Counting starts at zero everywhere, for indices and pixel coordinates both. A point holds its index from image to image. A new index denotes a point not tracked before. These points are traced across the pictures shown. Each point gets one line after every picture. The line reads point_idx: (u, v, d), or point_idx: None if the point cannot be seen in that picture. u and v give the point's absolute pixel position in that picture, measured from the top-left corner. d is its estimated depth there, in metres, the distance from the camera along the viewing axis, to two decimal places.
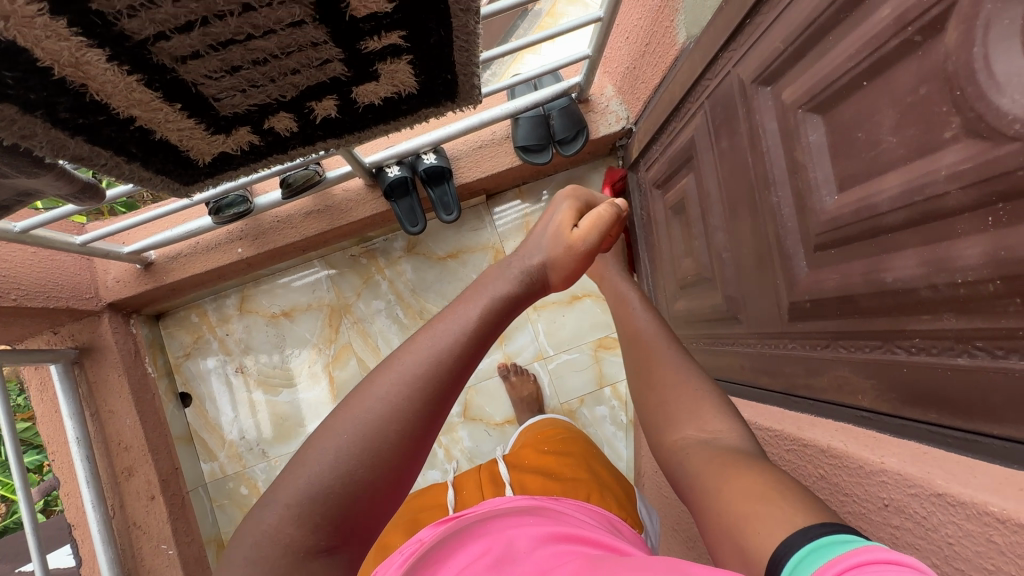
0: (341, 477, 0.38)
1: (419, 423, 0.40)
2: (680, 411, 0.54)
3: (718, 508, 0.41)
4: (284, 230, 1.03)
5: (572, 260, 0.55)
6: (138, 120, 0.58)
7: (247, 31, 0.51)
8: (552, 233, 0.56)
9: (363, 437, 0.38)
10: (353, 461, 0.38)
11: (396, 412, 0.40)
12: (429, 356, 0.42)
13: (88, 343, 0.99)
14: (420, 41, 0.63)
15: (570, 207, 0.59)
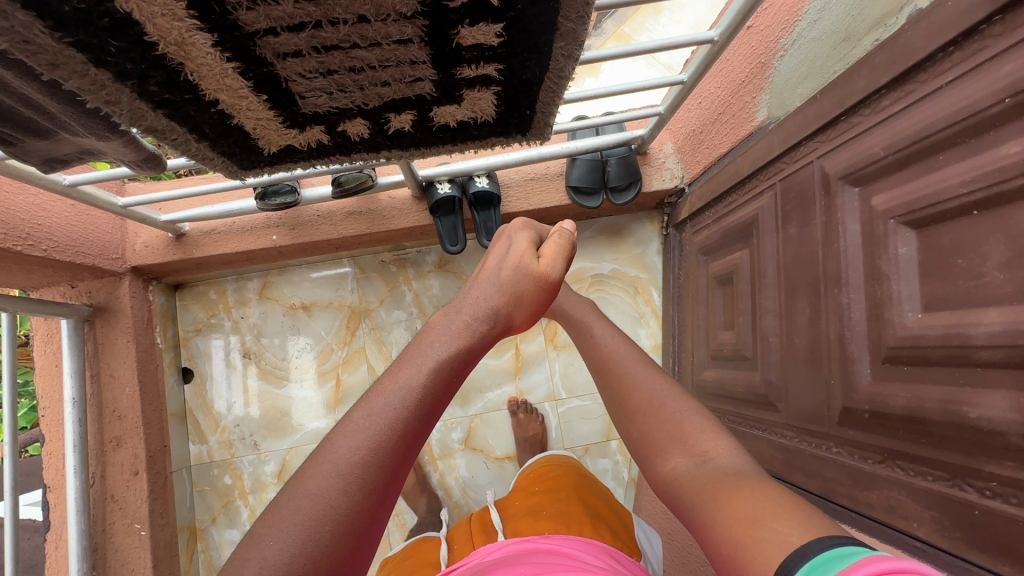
0: (303, 553, 0.38)
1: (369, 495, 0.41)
2: (673, 437, 0.54)
3: (726, 531, 0.40)
4: (323, 226, 1.01)
5: (536, 290, 0.59)
6: (221, 104, 0.56)
7: (354, 41, 0.51)
8: (514, 266, 0.59)
9: (312, 514, 0.39)
10: (303, 549, 0.38)
11: (340, 490, 0.40)
12: (370, 434, 0.43)
13: (104, 303, 0.96)
14: (512, 76, 0.62)
15: (525, 242, 0.61)
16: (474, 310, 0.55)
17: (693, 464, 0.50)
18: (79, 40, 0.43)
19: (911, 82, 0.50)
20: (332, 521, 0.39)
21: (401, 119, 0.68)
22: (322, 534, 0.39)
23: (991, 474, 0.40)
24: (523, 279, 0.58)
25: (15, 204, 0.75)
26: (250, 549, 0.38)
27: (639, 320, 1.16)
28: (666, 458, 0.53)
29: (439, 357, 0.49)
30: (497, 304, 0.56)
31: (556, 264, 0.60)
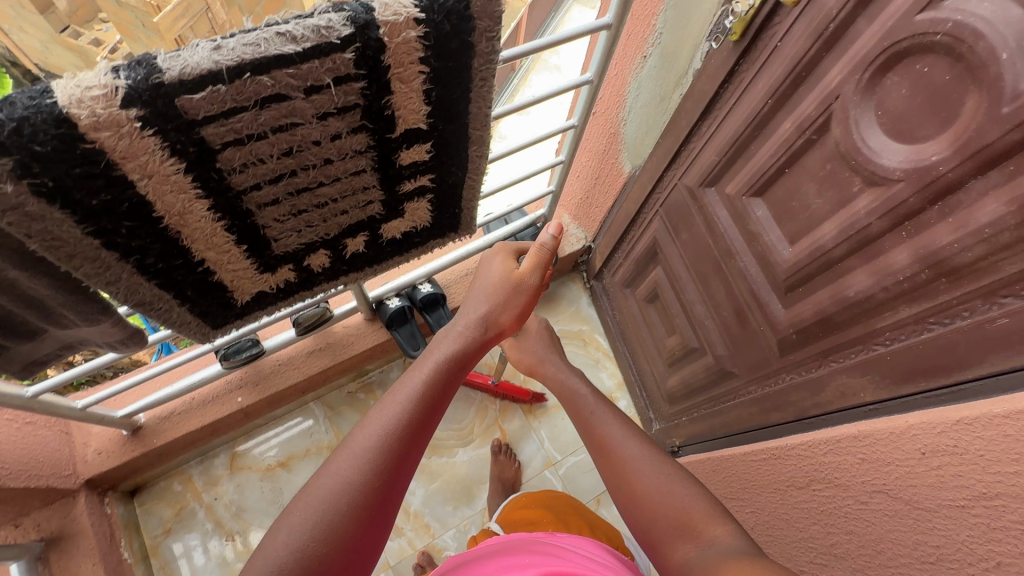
0: (325, 519, 0.49)
1: (381, 473, 0.52)
2: (677, 526, 0.59)
3: None
4: (286, 372, 1.04)
5: (516, 296, 0.70)
6: (206, 263, 0.64)
7: (320, 180, 0.63)
8: (497, 280, 0.70)
9: (334, 489, 0.50)
10: (327, 520, 0.48)
11: (358, 473, 0.51)
12: (379, 428, 0.53)
13: (58, 531, 0.87)
14: (441, 182, 0.78)
15: (502, 258, 0.73)
16: (466, 321, 0.67)
17: (698, 549, 0.55)
18: (98, 227, 0.50)
19: (714, 111, 0.73)
20: (348, 495, 0.50)
21: (356, 241, 0.80)
22: (339, 505, 0.49)
23: (883, 327, 0.55)
24: (504, 288, 0.69)
25: None
26: (289, 517, 0.49)
27: (597, 365, 1.28)
28: (671, 545, 0.58)
29: (438, 360, 0.61)
30: (487, 309, 0.68)
31: (534, 272, 0.71)
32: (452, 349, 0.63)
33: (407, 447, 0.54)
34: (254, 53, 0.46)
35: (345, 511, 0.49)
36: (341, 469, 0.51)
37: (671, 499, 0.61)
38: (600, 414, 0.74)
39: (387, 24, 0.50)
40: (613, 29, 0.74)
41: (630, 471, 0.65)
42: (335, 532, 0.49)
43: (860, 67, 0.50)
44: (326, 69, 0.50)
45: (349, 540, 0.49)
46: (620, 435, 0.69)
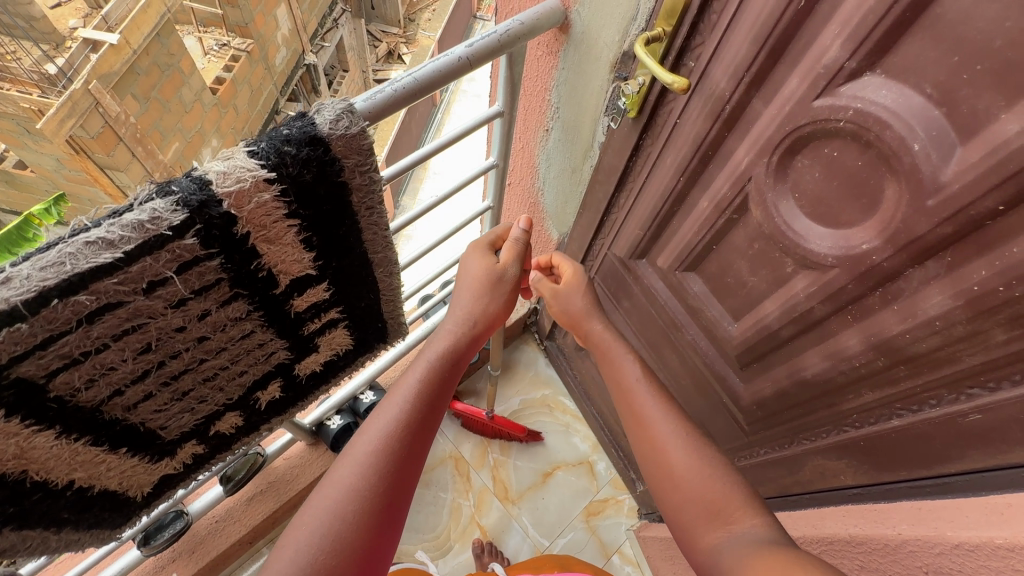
0: (328, 535, 0.43)
1: (384, 478, 0.47)
2: (711, 510, 0.50)
3: None
4: (225, 528, 0.92)
5: (501, 288, 0.62)
6: (78, 482, 0.53)
7: (200, 357, 0.54)
8: (474, 273, 0.62)
9: (337, 501, 0.44)
10: (333, 535, 0.43)
11: (363, 478, 0.46)
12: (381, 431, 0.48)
13: None
14: (353, 308, 0.69)
15: (480, 256, 0.63)
16: (454, 318, 0.59)
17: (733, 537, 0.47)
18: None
19: (627, 184, 0.69)
20: (356, 501, 0.45)
21: (268, 391, 0.70)
22: (346, 513, 0.44)
23: (850, 409, 0.51)
24: (488, 281, 0.61)
25: None
26: (288, 540, 0.43)
27: (568, 429, 1.21)
28: (698, 531, 0.50)
29: (432, 357, 0.55)
30: (470, 306, 0.60)
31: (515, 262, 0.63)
32: (445, 344, 0.56)
33: (412, 445, 0.49)
34: (58, 274, 0.37)
35: (351, 523, 0.44)
36: (344, 477, 0.46)
37: (699, 475, 0.53)
38: (615, 365, 0.63)
39: (229, 194, 0.42)
40: (506, 115, 0.68)
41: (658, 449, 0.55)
42: (343, 547, 0.43)
43: (766, 150, 0.46)
44: (164, 261, 0.41)
45: (358, 553, 0.43)
46: (647, 399, 0.59)
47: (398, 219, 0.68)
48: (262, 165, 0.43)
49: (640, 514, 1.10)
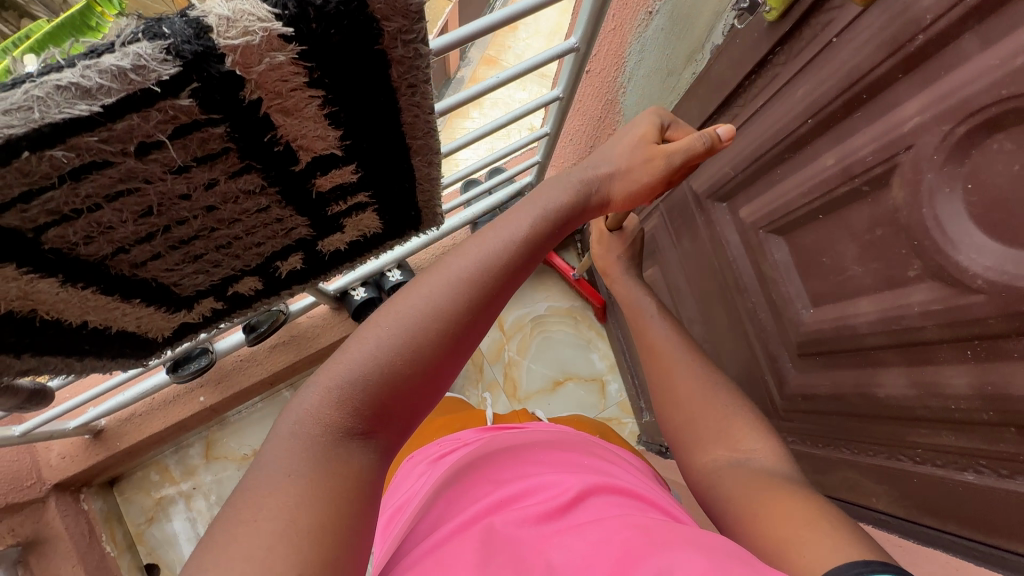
0: (390, 362, 0.37)
1: (463, 323, 0.39)
2: (694, 437, 0.54)
3: (755, 522, 0.40)
4: (249, 369, 0.98)
5: (646, 173, 0.49)
6: (66, 316, 0.50)
7: (211, 226, 0.50)
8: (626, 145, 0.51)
9: (406, 324, 0.38)
10: (395, 355, 0.37)
11: (440, 309, 0.38)
12: (479, 259, 0.41)
13: (33, 535, 0.88)
14: (384, 194, 0.62)
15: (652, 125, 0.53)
16: (583, 173, 0.50)
17: (737, 459, 0.49)
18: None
19: (734, 107, 0.55)
20: (425, 333, 0.38)
21: (295, 261, 0.68)
22: (416, 334, 0.37)
23: (916, 443, 0.44)
24: (639, 160, 0.50)
25: None
26: (347, 348, 0.38)
27: (589, 345, 1.19)
28: (705, 451, 0.52)
29: (548, 204, 0.46)
30: (599, 176, 0.49)
31: (680, 151, 0.49)
32: (561, 197, 0.47)
33: (493, 289, 0.41)
34: (25, 122, 0.31)
35: (432, 337, 0.38)
36: (418, 300, 0.39)
37: (693, 398, 0.56)
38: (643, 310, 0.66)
39: (233, 49, 0.34)
40: None
41: (680, 373, 0.58)
42: (402, 370, 0.37)
43: (953, 114, 0.33)
44: (156, 122, 0.35)
45: (408, 376, 0.37)
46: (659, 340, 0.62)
47: (446, 101, 0.57)
48: (275, 15, 0.34)
49: (638, 441, 1.11)
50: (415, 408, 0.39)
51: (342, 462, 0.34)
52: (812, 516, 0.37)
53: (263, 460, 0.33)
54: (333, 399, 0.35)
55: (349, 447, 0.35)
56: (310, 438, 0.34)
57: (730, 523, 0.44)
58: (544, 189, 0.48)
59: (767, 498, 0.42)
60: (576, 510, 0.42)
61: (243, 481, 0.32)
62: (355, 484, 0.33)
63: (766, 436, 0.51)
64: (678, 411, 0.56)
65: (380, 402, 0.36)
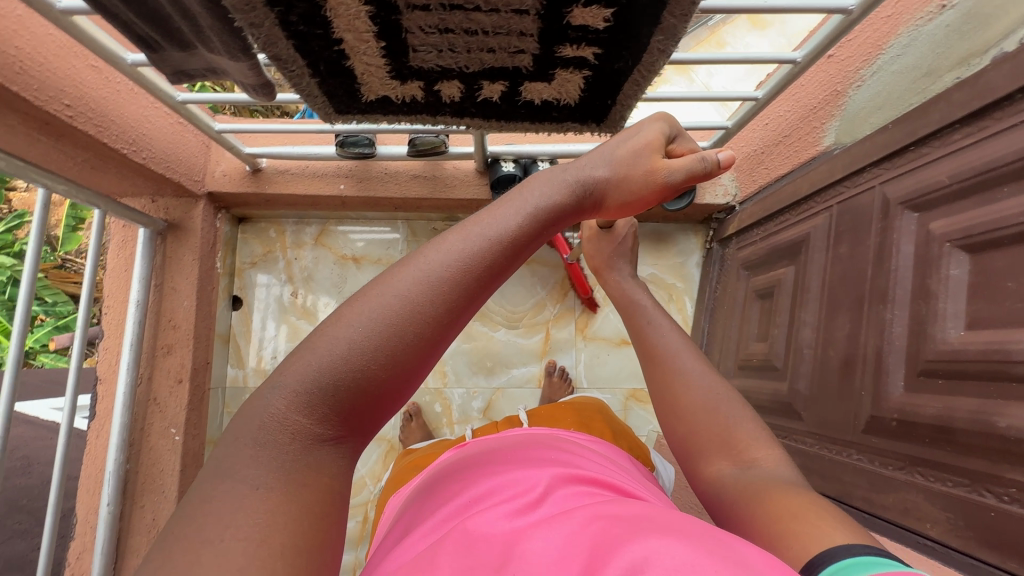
0: (359, 355, 0.40)
1: (431, 321, 0.42)
2: (696, 446, 0.61)
3: (757, 518, 0.48)
4: (388, 183, 1.07)
5: (642, 185, 0.57)
6: (337, 24, 0.59)
7: (477, 4, 0.57)
8: (634, 153, 0.57)
9: (374, 327, 0.41)
10: (365, 358, 0.40)
11: (412, 308, 0.42)
12: (453, 260, 0.44)
13: (178, 221, 1.04)
14: (606, 63, 0.67)
15: (658, 133, 0.61)
16: (579, 174, 0.55)
17: (738, 470, 0.55)
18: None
19: (985, 119, 0.53)
20: (392, 329, 0.41)
21: (495, 90, 0.75)
22: (385, 332, 0.41)
23: (1011, 481, 0.44)
24: (639, 171, 0.57)
25: (126, 111, 0.83)
26: (313, 350, 0.41)
27: None
28: (704, 456, 0.60)
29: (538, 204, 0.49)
30: (609, 170, 0.56)
31: (678, 172, 0.57)
32: (558, 197, 0.51)
33: (452, 302, 0.43)
34: None
35: (405, 344, 0.41)
36: (391, 299, 0.42)
37: (700, 405, 0.63)
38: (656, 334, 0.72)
39: None
40: None
41: (677, 380, 0.66)
42: (372, 373, 0.40)
43: None
44: None
45: (375, 378, 0.41)
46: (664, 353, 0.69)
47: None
48: None
49: None
50: (380, 407, 0.43)
51: (316, 465, 0.39)
52: (819, 512, 0.44)
53: (229, 469, 0.37)
54: (300, 403, 0.39)
55: (320, 451, 0.40)
56: (283, 452, 0.38)
57: (738, 521, 0.50)
58: (540, 192, 0.50)
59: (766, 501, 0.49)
60: (539, 516, 0.49)
61: (218, 489, 0.37)
62: (326, 483, 0.39)
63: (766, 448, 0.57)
64: (682, 418, 0.63)
65: (351, 402, 0.40)
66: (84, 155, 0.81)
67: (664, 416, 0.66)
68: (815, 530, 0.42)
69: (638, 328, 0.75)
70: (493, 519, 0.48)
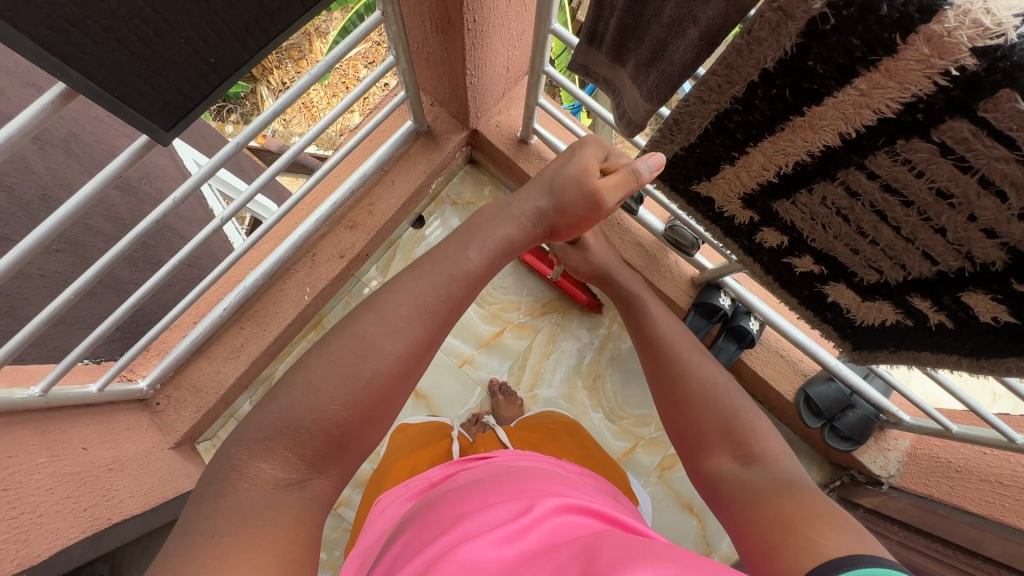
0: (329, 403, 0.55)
1: (384, 368, 0.58)
2: (698, 441, 0.69)
3: (752, 542, 0.53)
4: (614, 232, 1.08)
5: (588, 211, 0.73)
6: (763, 145, 0.58)
7: (901, 224, 0.54)
8: (574, 178, 0.71)
9: (338, 372, 0.56)
10: (327, 403, 0.55)
11: (374, 355, 0.57)
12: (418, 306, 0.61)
13: (437, 133, 1.08)
14: (938, 332, 0.63)
15: (592, 157, 0.74)
16: (525, 206, 0.72)
17: (739, 465, 0.63)
18: (790, 61, 0.47)
19: None
20: (348, 379, 0.56)
21: (807, 266, 0.73)
22: (338, 382, 0.56)
23: None
24: (574, 190, 0.71)
25: (494, 42, 0.86)
26: (282, 399, 0.55)
27: None
28: (709, 455, 0.67)
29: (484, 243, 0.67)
30: (555, 188, 0.71)
31: (614, 191, 0.71)
32: (505, 228, 0.69)
33: (412, 351, 0.59)
34: None
35: (363, 376, 0.56)
36: (348, 344, 0.57)
37: (698, 399, 0.70)
38: (662, 329, 0.78)
39: None
40: None
41: (677, 380, 0.72)
42: (330, 415, 0.55)
43: None
44: None
45: (334, 420, 0.55)
46: (667, 363, 0.74)
47: None
48: None
49: None
50: (343, 439, 0.57)
51: (285, 503, 0.52)
52: (829, 515, 0.50)
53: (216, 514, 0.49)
54: (270, 447, 0.53)
55: (287, 492, 0.53)
56: (254, 503, 0.51)
57: (738, 515, 0.58)
58: (487, 227, 0.68)
59: (770, 509, 0.54)
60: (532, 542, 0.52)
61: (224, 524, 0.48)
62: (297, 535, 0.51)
63: (769, 437, 0.65)
64: (683, 415, 0.71)
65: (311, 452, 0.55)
66: (435, 51, 0.85)
67: (669, 411, 0.73)
68: (814, 531, 0.48)
69: (637, 318, 0.81)
70: (482, 545, 0.51)
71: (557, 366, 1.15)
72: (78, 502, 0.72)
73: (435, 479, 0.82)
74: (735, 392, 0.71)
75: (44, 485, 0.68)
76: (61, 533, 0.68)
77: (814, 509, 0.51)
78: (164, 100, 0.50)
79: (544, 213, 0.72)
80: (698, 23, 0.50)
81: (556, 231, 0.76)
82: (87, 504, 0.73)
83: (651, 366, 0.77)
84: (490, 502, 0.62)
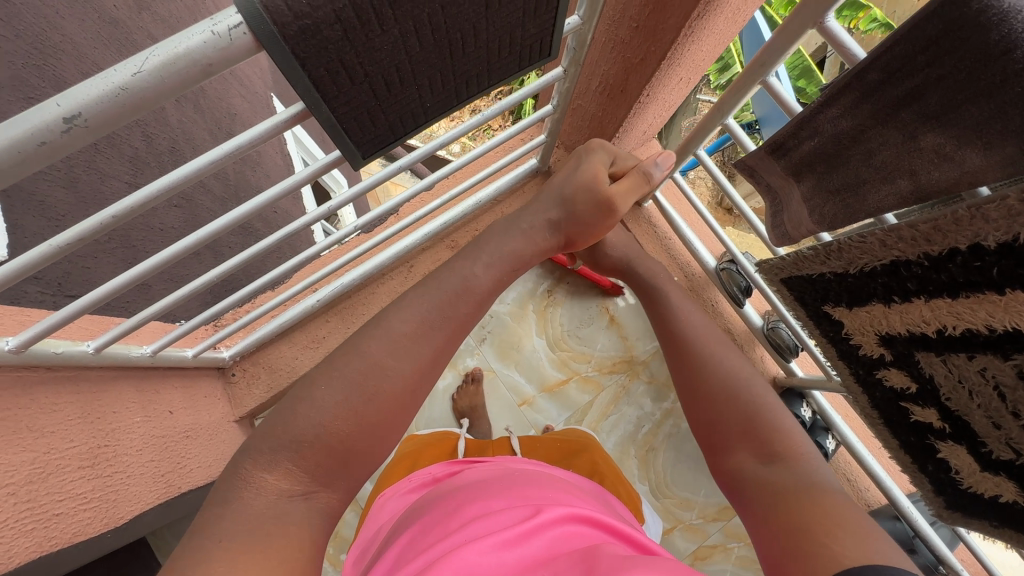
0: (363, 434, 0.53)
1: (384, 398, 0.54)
2: (720, 435, 0.66)
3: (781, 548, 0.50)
4: (706, 314, 1.07)
5: (601, 221, 0.70)
6: (930, 302, 0.57)
7: None
8: (585, 189, 0.69)
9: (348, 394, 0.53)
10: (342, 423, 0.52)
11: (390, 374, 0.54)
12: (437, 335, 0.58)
13: (555, 176, 1.08)
14: None
15: (599, 162, 0.72)
16: (534, 219, 0.69)
17: (759, 464, 0.60)
18: (1014, 246, 0.45)
19: None
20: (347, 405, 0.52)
21: (925, 416, 0.70)
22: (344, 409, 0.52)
23: None
24: (584, 206, 0.69)
25: (649, 115, 0.86)
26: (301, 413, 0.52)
27: None
28: (732, 450, 0.64)
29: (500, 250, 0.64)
30: (565, 200, 0.69)
31: (627, 196, 0.69)
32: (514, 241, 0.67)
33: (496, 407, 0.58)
34: None
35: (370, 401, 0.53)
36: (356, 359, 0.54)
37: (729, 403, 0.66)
38: (691, 322, 0.75)
39: None
40: None
41: (699, 368, 0.71)
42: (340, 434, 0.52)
43: None
44: None
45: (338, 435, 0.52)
46: (694, 351, 0.72)
47: None
48: None
49: None
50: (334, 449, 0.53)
51: (290, 513, 0.49)
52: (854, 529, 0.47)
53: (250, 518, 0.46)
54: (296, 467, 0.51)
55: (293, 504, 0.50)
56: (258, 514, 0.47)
57: (760, 519, 0.56)
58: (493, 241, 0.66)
59: (800, 514, 0.52)
60: (530, 551, 0.50)
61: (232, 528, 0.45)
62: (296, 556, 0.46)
63: (788, 423, 0.63)
64: (707, 405, 0.68)
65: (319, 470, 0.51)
66: (590, 108, 0.86)
67: (700, 410, 0.69)
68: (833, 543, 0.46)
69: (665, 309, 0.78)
70: (481, 548, 0.49)
71: (613, 429, 1.14)
72: (158, 467, 0.74)
73: (439, 474, 0.80)
74: (762, 386, 0.68)
75: (135, 446, 0.70)
76: (141, 497, 0.69)
77: (837, 518, 0.49)
78: (374, 133, 0.51)
79: (556, 224, 0.70)
80: (914, 178, 0.48)
81: (572, 240, 0.73)
82: (164, 471, 0.74)
83: (677, 360, 0.74)
84: (487, 503, 0.59)
